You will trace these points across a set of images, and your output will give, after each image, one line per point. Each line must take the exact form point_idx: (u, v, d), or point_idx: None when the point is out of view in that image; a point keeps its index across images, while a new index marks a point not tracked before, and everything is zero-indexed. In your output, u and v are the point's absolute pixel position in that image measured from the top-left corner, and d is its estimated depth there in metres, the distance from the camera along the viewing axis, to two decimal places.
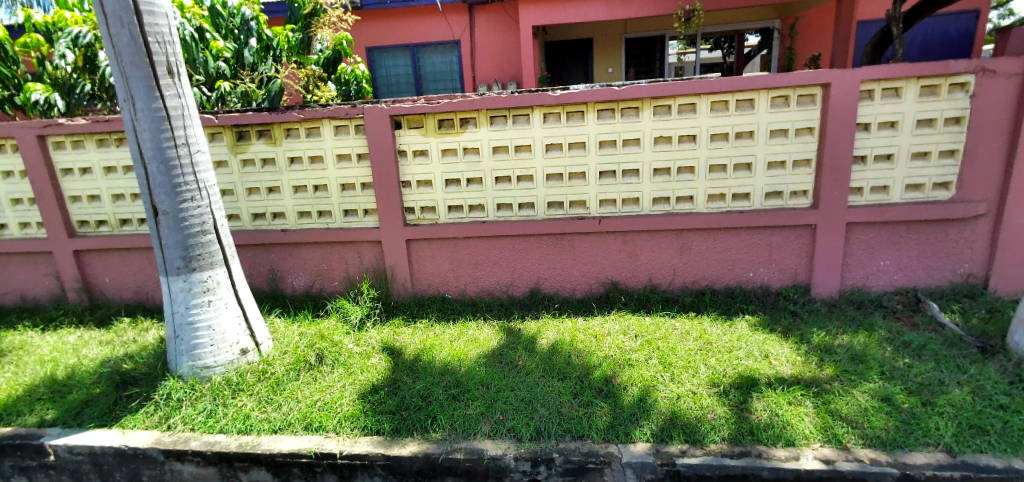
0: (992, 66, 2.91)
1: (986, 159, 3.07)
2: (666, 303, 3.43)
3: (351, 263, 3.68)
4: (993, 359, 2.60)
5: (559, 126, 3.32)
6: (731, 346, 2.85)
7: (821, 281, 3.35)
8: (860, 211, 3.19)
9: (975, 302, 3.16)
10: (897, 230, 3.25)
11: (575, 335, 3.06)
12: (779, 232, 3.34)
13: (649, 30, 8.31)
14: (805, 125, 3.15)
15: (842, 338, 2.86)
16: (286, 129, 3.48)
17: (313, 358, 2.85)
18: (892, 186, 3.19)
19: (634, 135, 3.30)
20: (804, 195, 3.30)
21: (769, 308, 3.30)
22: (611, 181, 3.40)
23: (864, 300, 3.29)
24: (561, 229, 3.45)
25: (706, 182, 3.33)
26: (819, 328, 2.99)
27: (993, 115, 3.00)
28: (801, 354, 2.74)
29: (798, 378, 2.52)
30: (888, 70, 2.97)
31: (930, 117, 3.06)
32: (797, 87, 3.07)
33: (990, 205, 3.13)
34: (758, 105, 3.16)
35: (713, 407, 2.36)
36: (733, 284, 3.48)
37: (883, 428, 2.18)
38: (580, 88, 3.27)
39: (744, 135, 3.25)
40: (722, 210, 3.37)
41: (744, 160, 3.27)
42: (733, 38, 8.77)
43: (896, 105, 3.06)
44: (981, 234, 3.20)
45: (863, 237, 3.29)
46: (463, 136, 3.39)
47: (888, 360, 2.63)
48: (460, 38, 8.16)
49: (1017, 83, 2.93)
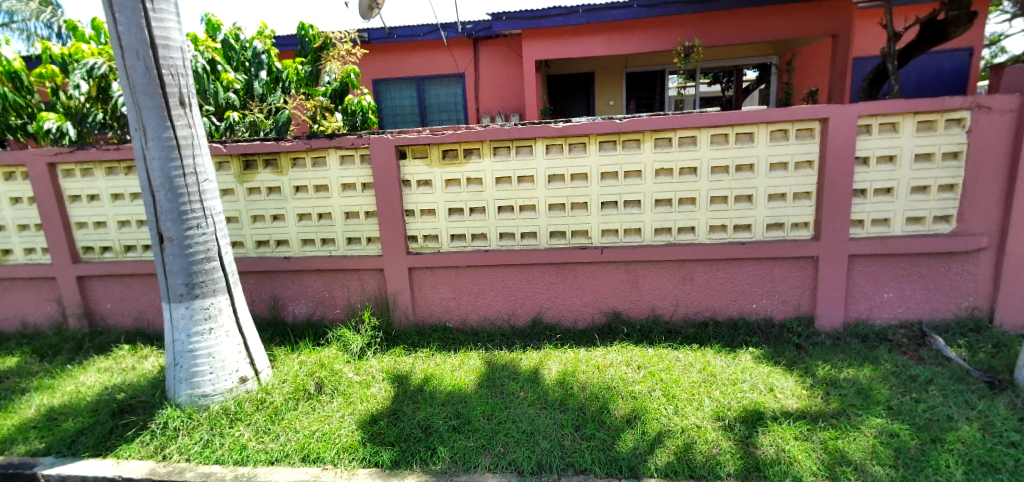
0: (987, 103, 2.97)
1: (985, 193, 3.09)
2: (669, 334, 3.40)
3: (353, 291, 3.68)
4: (1002, 394, 2.56)
5: (562, 157, 3.37)
6: (736, 378, 2.81)
7: (825, 312, 3.33)
8: (862, 243, 3.21)
9: (981, 336, 3.12)
10: (899, 263, 3.25)
11: (577, 365, 3.03)
12: (782, 263, 3.34)
13: (650, 65, 8.50)
14: (804, 158, 3.20)
15: (848, 372, 2.83)
16: (293, 159, 3.53)
17: (312, 387, 2.82)
18: (892, 219, 3.21)
19: (635, 167, 3.34)
20: (806, 227, 3.31)
21: (773, 340, 3.26)
22: (613, 211, 3.43)
23: (869, 333, 3.25)
24: (563, 259, 3.46)
25: (708, 213, 3.35)
26: (824, 361, 2.96)
27: (990, 151, 3.04)
28: (806, 388, 2.70)
29: (804, 412, 2.48)
30: (884, 106, 3.02)
31: (928, 152, 3.10)
32: (796, 121, 3.12)
33: (991, 238, 3.14)
34: (757, 138, 3.21)
35: (718, 441, 2.32)
36: (736, 315, 3.46)
37: (892, 466, 2.14)
38: (582, 120, 3.34)
39: (745, 168, 3.29)
40: (724, 241, 3.38)
41: (745, 192, 3.30)
42: (732, 73, 8.94)
43: (894, 140, 3.11)
44: (983, 267, 3.20)
45: (865, 270, 3.28)
46: (466, 166, 3.44)
47: (894, 394, 2.60)
48: (465, 71, 8.36)
49: (1012, 119, 2.98)
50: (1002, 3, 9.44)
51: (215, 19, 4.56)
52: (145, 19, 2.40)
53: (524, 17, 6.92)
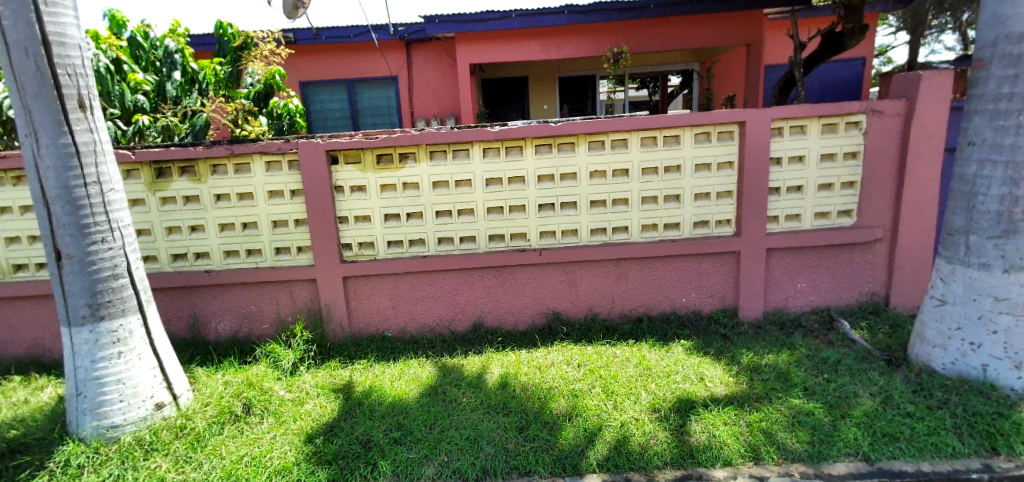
0: (879, 107, 3.28)
1: (879, 189, 3.42)
2: (607, 332, 3.49)
3: (283, 304, 3.50)
4: (898, 369, 2.83)
5: (499, 161, 3.38)
6: (669, 370, 2.93)
7: (747, 304, 3.55)
8: (778, 237, 3.45)
9: (879, 319, 3.44)
10: (810, 255, 3.52)
11: (519, 368, 3.04)
12: (708, 259, 3.53)
13: (582, 70, 8.72)
14: (725, 159, 3.40)
15: (768, 358, 3.03)
16: (213, 165, 3.32)
17: (239, 409, 2.65)
18: (803, 214, 3.48)
19: (571, 170, 3.41)
20: (728, 224, 3.52)
21: (702, 332, 3.43)
22: (550, 213, 3.48)
23: (785, 320, 3.50)
24: (503, 262, 3.46)
25: (640, 213, 3.48)
26: (748, 349, 3.16)
27: (882, 151, 3.36)
28: (732, 375, 2.86)
29: (732, 398, 2.63)
30: (793, 110, 3.28)
31: (831, 152, 3.39)
32: (717, 124, 3.31)
33: (885, 230, 3.48)
34: (683, 141, 3.37)
35: (655, 432, 2.40)
36: (669, 310, 3.61)
37: (808, 442, 2.31)
38: (518, 124, 3.37)
39: (672, 169, 3.44)
40: (656, 240, 3.52)
41: (673, 192, 3.46)
42: (658, 78, 9.30)
43: (803, 141, 3.37)
44: (880, 256, 3.53)
45: (781, 262, 3.54)
46: (402, 171, 3.37)
47: (809, 376, 2.81)
48: (398, 74, 8.20)
49: (900, 122, 3.31)
50: (889, 18, 10.52)
51: (120, 15, 4.20)
52: (36, 13, 2.16)
53: (462, 20, 6.87)
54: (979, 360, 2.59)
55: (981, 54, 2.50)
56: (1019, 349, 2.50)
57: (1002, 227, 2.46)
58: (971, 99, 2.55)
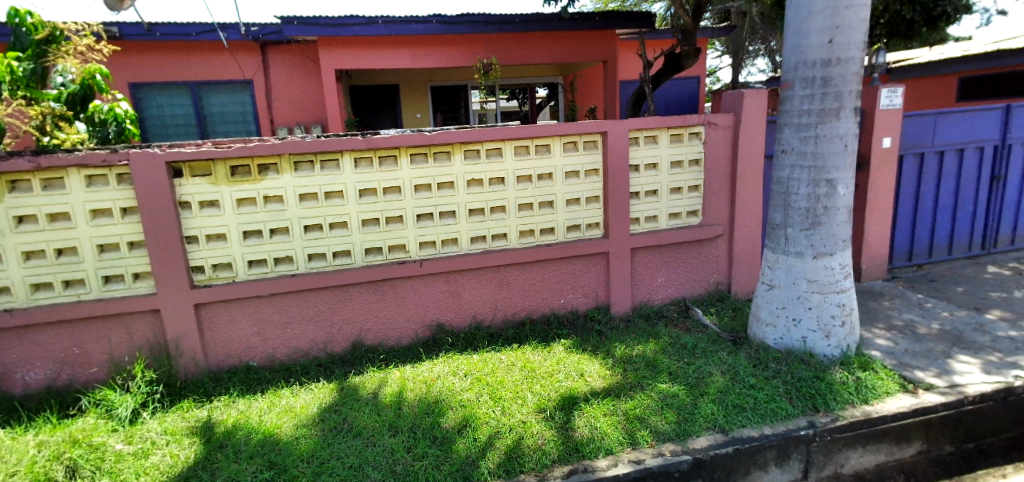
0: (714, 120, 3.77)
1: (718, 191, 3.92)
2: (491, 338, 3.52)
3: (116, 342, 2.98)
4: (741, 347, 3.26)
5: (372, 171, 3.25)
6: (552, 370, 3.04)
7: (617, 300, 3.83)
8: (640, 237, 3.78)
9: (725, 304, 3.93)
10: (667, 251, 3.91)
11: (404, 384, 2.93)
12: (581, 260, 3.74)
13: (453, 80, 8.78)
14: (591, 167, 3.64)
15: (638, 349, 3.29)
16: (10, 182, 2.74)
17: (60, 474, 2.19)
18: (659, 216, 3.85)
19: (447, 179, 3.39)
20: (597, 227, 3.76)
21: (579, 330, 3.62)
22: (429, 223, 3.43)
23: (650, 312, 3.83)
24: (381, 276, 3.32)
25: (517, 220, 3.58)
26: (620, 342, 3.40)
27: (718, 158, 3.86)
28: (608, 368, 3.05)
29: (609, 390, 2.81)
30: (646, 122, 3.62)
31: (679, 159, 3.80)
32: (582, 134, 3.54)
33: (724, 227, 3.98)
34: (553, 149, 3.55)
35: (542, 432, 2.47)
36: (548, 312, 3.75)
37: (674, 422, 2.55)
38: (390, 133, 3.27)
39: (545, 176, 3.60)
40: (533, 245, 3.65)
41: (547, 198, 3.61)
42: (526, 90, 9.67)
43: (656, 150, 3.74)
44: (722, 250, 4.04)
45: (644, 260, 3.88)
46: (263, 183, 3.08)
47: (672, 361, 3.10)
48: (253, 78, 7.52)
49: (730, 133, 3.83)
50: (716, 44, 12.18)
51: None
52: None
53: (320, 24, 6.52)
54: (800, 333, 3.07)
55: (786, 76, 2.98)
56: (826, 321, 3.02)
57: (809, 221, 2.96)
58: (782, 113, 3.03)
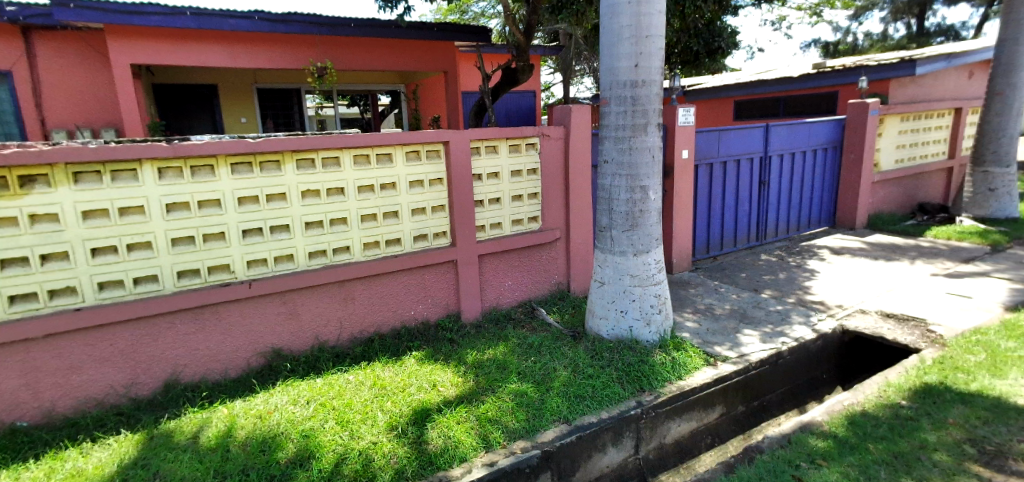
0: (547, 132, 4.05)
1: (554, 198, 4.21)
2: (336, 359, 3.30)
3: None
4: (581, 341, 3.54)
5: (182, 182, 2.82)
6: (404, 384, 2.96)
7: (467, 307, 3.88)
8: (485, 244, 3.89)
9: (566, 302, 4.24)
10: (513, 256, 4.09)
11: (234, 421, 2.58)
12: (430, 270, 3.71)
13: (284, 82, 8.12)
14: (435, 176, 3.65)
15: (488, 353, 3.37)
16: None
17: None
18: (503, 222, 4.01)
19: (278, 190, 3.11)
20: (445, 235, 3.78)
21: (431, 341, 3.58)
22: (258, 239, 3.09)
23: (499, 316, 3.96)
24: (200, 302, 2.90)
25: (360, 231, 3.42)
26: (471, 348, 3.45)
27: (553, 167, 4.15)
28: (460, 376, 3.07)
29: (461, 397, 2.83)
30: (486, 132, 3.75)
31: (518, 169, 4.02)
32: (424, 143, 3.53)
33: (562, 231, 4.30)
34: (395, 159, 3.47)
35: (394, 450, 2.39)
36: (398, 325, 3.64)
37: (524, 419, 2.66)
38: (204, 139, 2.88)
39: (388, 186, 3.50)
40: (379, 257, 3.52)
41: (391, 208, 3.52)
42: (367, 97, 9.36)
43: (496, 160, 3.90)
44: (561, 252, 4.35)
45: (491, 265, 4.00)
46: (27, 199, 2.49)
47: (520, 362, 3.24)
48: (12, 69, 6.05)
49: (562, 144, 4.15)
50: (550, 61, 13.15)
51: None
52: None
53: (108, 9, 5.50)
54: (627, 323, 3.45)
55: (604, 94, 3.33)
56: (647, 310, 3.44)
57: (629, 223, 3.35)
58: (602, 127, 3.38)
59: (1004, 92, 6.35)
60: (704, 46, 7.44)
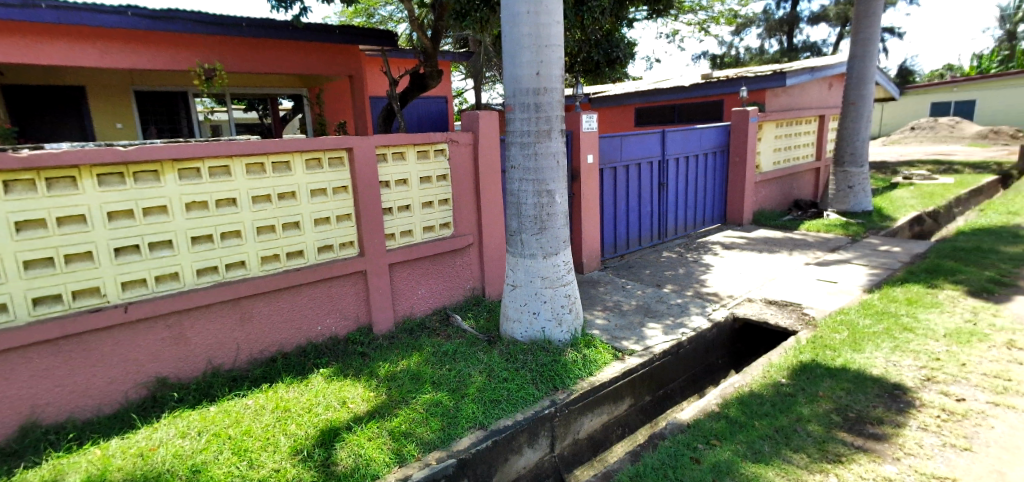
0: (455, 138, 4.04)
1: (465, 204, 4.21)
2: (234, 383, 3.05)
3: None
4: (496, 345, 3.56)
5: (35, 197, 2.48)
6: (310, 404, 2.80)
7: (379, 318, 3.76)
8: (396, 253, 3.79)
9: (481, 307, 4.24)
10: (425, 264, 4.03)
11: (109, 463, 2.29)
12: (337, 282, 3.55)
13: (167, 84, 7.42)
14: (339, 184, 3.51)
15: (401, 364, 3.28)
16: None
17: None
18: (414, 230, 3.94)
19: (157, 202, 2.82)
20: (352, 245, 3.64)
21: (340, 356, 3.42)
22: (135, 258, 2.79)
23: (413, 326, 3.87)
24: (63, 332, 2.56)
25: (256, 244, 3.20)
26: (384, 360, 3.34)
27: (462, 173, 4.15)
28: (372, 390, 2.97)
29: (372, 412, 2.73)
30: (391, 138, 3.67)
31: (427, 175, 3.97)
32: (325, 150, 3.38)
33: (474, 236, 4.30)
34: (294, 166, 3.29)
35: (299, 475, 2.25)
36: (304, 342, 3.45)
37: (439, 429, 2.62)
38: (63, 147, 2.55)
39: (287, 195, 3.31)
40: (279, 271, 3.31)
41: (291, 219, 3.33)
42: (266, 101, 8.75)
43: (404, 166, 3.82)
44: (474, 258, 4.35)
45: (402, 274, 3.91)
46: None
47: (434, 371, 3.19)
48: None
49: (471, 150, 4.16)
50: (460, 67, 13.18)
51: None
52: None
53: None
54: (540, 324, 3.52)
55: (507, 101, 3.37)
56: (558, 311, 3.53)
57: (538, 226, 3.43)
58: (508, 133, 3.43)
59: (857, 102, 7.29)
60: (604, 56, 7.82)
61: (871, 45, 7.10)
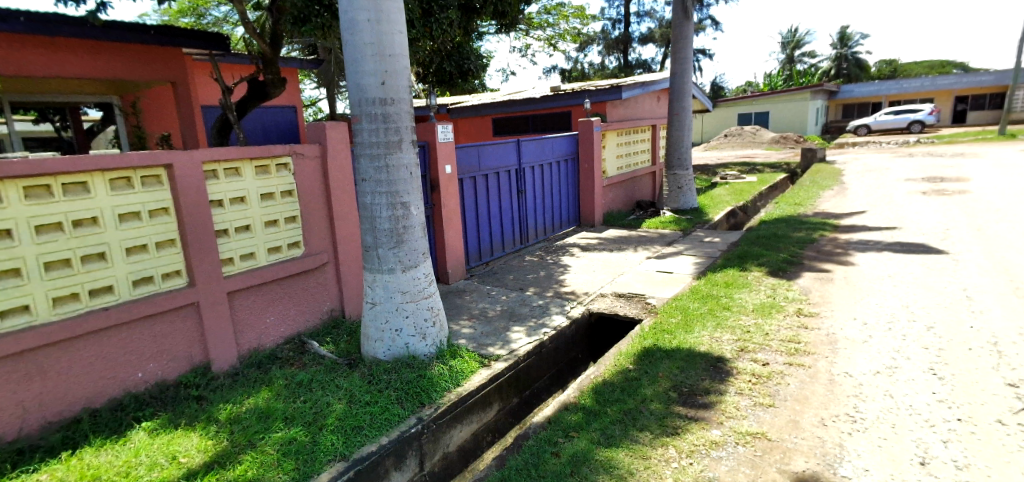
0: (300, 151, 3.78)
1: (317, 221, 3.96)
2: (19, 457, 2.48)
3: None
4: (357, 368, 3.38)
5: None
6: (128, 467, 2.37)
7: (219, 355, 3.35)
8: (236, 279, 3.41)
9: (340, 329, 4.01)
10: (273, 289, 3.70)
11: None
12: (161, 319, 3.08)
13: None
14: (157, 206, 3.06)
15: (247, 403, 2.95)
16: None
17: None
18: (257, 252, 3.59)
19: None
20: (179, 275, 3.19)
21: (170, 404, 2.97)
22: None
23: (262, 358, 3.52)
24: None
25: (44, 283, 2.64)
26: (226, 401, 2.98)
27: (311, 188, 3.89)
28: (210, 438, 2.61)
29: (211, 464, 2.40)
30: (221, 153, 3.31)
31: (269, 192, 3.65)
32: (136, 167, 2.93)
33: (329, 254, 4.06)
34: (94, 188, 2.79)
35: None
36: (121, 393, 2.94)
37: (293, 469, 2.40)
38: None
39: (86, 222, 2.79)
40: (80, 313, 2.76)
41: (94, 250, 2.81)
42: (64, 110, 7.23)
43: (239, 183, 3.47)
44: (331, 277, 4.10)
45: (246, 302, 3.53)
46: None
47: (287, 405, 2.92)
48: None
49: (319, 163, 3.93)
50: (310, 75, 12.45)
51: None
52: None
53: None
54: (403, 341, 3.42)
55: (352, 111, 3.23)
56: (421, 325, 3.47)
57: (394, 240, 3.32)
58: (355, 145, 3.28)
59: (680, 113, 8.33)
60: (455, 67, 7.91)
61: (686, 64, 8.18)
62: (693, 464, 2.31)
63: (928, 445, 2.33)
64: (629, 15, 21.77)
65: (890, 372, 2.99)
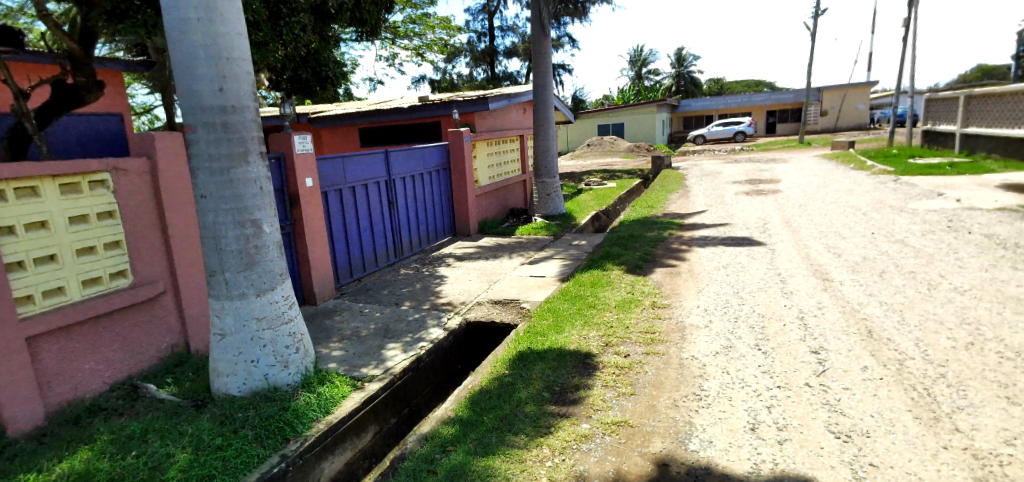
0: (121, 166, 3.27)
1: (148, 245, 3.45)
2: None
3: None
4: (206, 409, 2.99)
5: None
6: None
7: (17, 415, 2.73)
8: (39, 320, 2.82)
9: (184, 367, 3.52)
10: (91, 328, 3.14)
11: None
12: None
13: None
14: None
15: (58, 469, 2.43)
16: None
17: None
18: (67, 286, 3.02)
19: None
20: None
21: None
22: None
23: (79, 412, 2.95)
24: None
25: None
26: (26, 472, 2.42)
27: (138, 208, 3.39)
28: None
29: None
30: (10, 169, 2.73)
31: (81, 213, 3.08)
32: None
33: (166, 282, 3.56)
34: None
35: None
36: None
37: None
38: None
39: None
40: None
41: None
42: None
43: (39, 204, 2.89)
44: (170, 308, 3.60)
45: (54, 347, 2.94)
46: None
47: (114, 464, 2.46)
48: None
49: (148, 180, 3.44)
50: (138, 79, 10.88)
51: None
52: None
53: None
54: (261, 372, 3.10)
55: (186, 120, 2.87)
56: (282, 353, 3.18)
57: (244, 261, 3.01)
58: (191, 158, 2.92)
59: (545, 124, 8.78)
60: (312, 75, 7.50)
61: (548, 78, 8.66)
62: (565, 460, 2.40)
63: (758, 411, 2.69)
64: (493, 29, 22.43)
65: (726, 352, 3.42)
